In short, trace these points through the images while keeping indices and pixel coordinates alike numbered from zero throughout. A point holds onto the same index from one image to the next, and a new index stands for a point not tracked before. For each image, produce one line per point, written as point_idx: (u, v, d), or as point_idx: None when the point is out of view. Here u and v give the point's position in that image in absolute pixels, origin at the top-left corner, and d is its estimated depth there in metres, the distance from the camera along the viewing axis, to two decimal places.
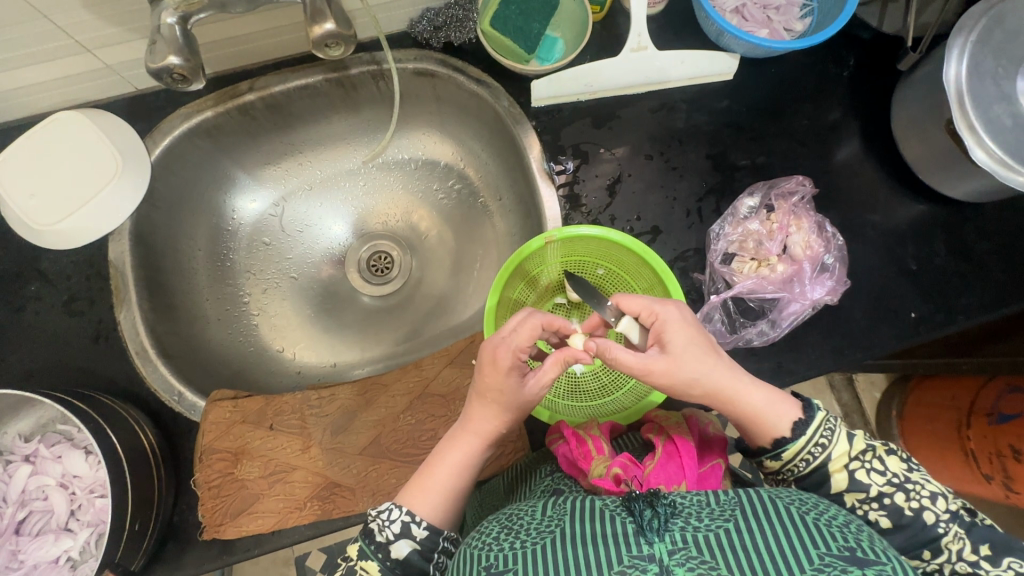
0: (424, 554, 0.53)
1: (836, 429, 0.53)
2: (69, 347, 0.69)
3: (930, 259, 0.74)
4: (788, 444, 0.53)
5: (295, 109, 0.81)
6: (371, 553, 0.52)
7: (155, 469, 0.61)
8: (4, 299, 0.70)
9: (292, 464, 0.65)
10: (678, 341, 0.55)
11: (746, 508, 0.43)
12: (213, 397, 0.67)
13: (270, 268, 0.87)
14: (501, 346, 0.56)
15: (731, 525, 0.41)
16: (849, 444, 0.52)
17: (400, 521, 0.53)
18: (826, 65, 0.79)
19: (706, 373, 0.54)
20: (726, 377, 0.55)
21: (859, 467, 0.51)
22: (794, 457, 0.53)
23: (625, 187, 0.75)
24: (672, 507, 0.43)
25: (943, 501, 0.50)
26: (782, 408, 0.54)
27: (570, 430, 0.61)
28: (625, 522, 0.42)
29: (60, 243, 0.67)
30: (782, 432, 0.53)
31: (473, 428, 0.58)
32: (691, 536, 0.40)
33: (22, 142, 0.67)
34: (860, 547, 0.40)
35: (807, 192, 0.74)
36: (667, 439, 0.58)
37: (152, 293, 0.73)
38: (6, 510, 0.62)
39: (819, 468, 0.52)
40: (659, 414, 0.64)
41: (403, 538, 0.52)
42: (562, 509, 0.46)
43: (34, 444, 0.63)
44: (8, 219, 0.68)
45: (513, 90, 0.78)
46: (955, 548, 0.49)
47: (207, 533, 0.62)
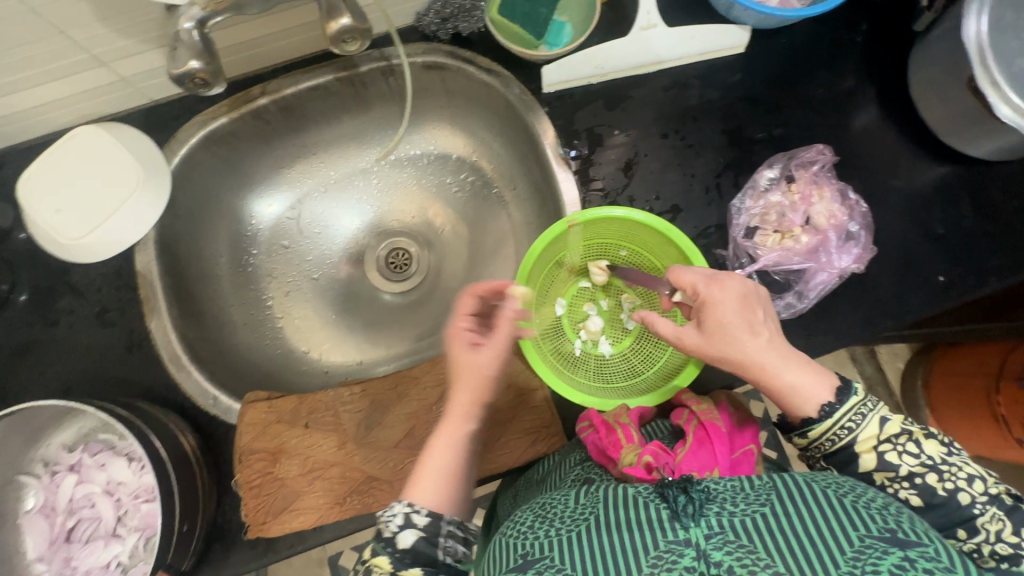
0: (430, 541, 0.51)
1: (868, 413, 0.52)
2: (104, 358, 0.70)
3: (957, 221, 0.73)
4: (815, 425, 0.53)
5: (307, 111, 0.81)
6: (381, 549, 0.50)
7: (197, 470, 0.62)
8: (38, 314, 0.72)
9: (329, 461, 0.66)
10: (717, 315, 0.56)
11: (782, 491, 0.42)
12: (248, 398, 0.68)
13: (293, 270, 0.88)
14: (459, 319, 0.61)
15: (768, 509, 0.41)
16: (880, 427, 0.52)
17: (402, 513, 0.51)
18: (838, 32, 0.78)
19: (743, 349, 0.55)
20: (767, 355, 0.55)
21: (890, 449, 0.51)
22: (820, 436, 0.53)
23: (641, 167, 0.75)
24: (706, 493, 0.42)
25: (981, 484, 0.49)
26: (814, 390, 0.54)
27: (600, 420, 0.61)
28: (659, 508, 0.42)
29: (92, 257, 0.69)
30: (807, 413, 0.54)
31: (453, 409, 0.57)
32: (728, 521, 0.40)
33: (45, 160, 0.69)
34: (901, 528, 0.40)
35: (827, 161, 0.73)
36: (697, 425, 0.59)
37: (180, 300, 0.74)
38: (55, 519, 0.63)
39: (846, 447, 0.52)
40: (690, 397, 0.63)
41: (407, 528, 0.50)
42: (594, 498, 0.46)
43: (78, 453, 0.64)
44: (37, 237, 0.69)
45: (524, 77, 0.78)
46: (993, 529, 0.47)
47: (252, 531, 0.63)
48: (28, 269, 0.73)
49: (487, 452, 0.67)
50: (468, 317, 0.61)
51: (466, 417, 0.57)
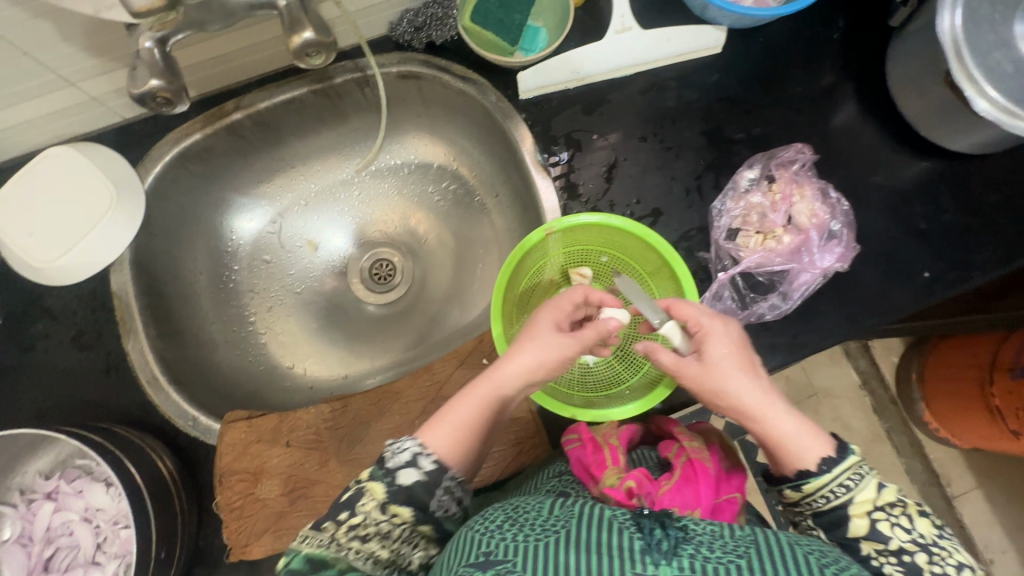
0: (429, 488, 0.50)
1: (866, 475, 0.50)
2: (80, 382, 0.69)
3: (939, 217, 0.72)
4: (811, 478, 0.51)
5: (283, 124, 0.81)
6: (379, 477, 0.49)
7: (177, 494, 0.61)
8: (13, 340, 0.70)
9: (312, 479, 0.65)
10: (718, 352, 0.55)
11: (761, 548, 0.42)
12: (228, 417, 0.66)
13: (275, 285, 0.87)
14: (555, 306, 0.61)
15: (743, 562, 0.40)
16: (876, 492, 0.50)
17: (410, 450, 0.51)
18: (814, 29, 0.78)
19: (741, 390, 0.54)
20: (763, 398, 0.54)
21: (882, 518, 0.49)
22: (814, 491, 0.51)
23: (621, 171, 0.74)
24: (683, 532, 0.42)
25: (968, 574, 0.48)
26: (812, 441, 0.52)
27: (588, 436, 0.60)
28: (633, 537, 0.42)
29: (71, 276, 0.68)
30: (806, 467, 0.51)
31: (517, 375, 0.56)
32: (699, 565, 0.40)
33: (15, 183, 0.68)
34: None
35: (807, 160, 0.73)
36: (686, 461, 0.57)
37: (158, 320, 0.73)
38: (33, 548, 0.62)
39: (838, 507, 0.50)
40: (682, 431, 0.62)
41: (411, 466, 0.50)
42: (570, 512, 0.45)
43: (54, 480, 0.63)
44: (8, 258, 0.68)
45: (500, 84, 0.77)
46: None
47: (234, 554, 0.62)
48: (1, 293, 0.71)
49: None
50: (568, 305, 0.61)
51: (513, 384, 0.56)
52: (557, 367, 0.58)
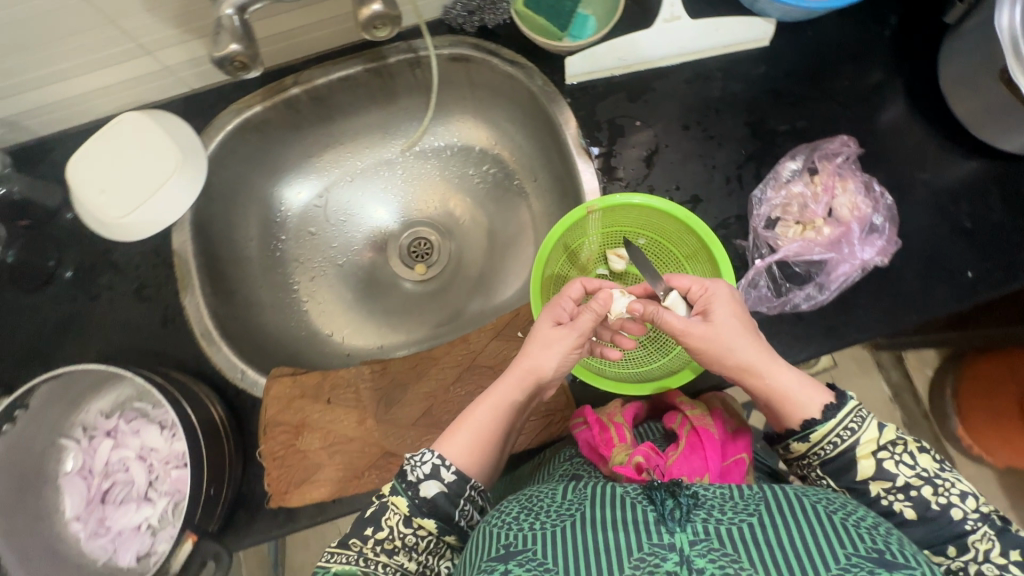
0: (451, 498, 0.54)
1: (867, 416, 0.54)
2: (139, 332, 0.74)
3: (987, 216, 0.72)
4: (817, 426, 0.54)
5: (336, 101, 0.84)
6: (402, 491, 0.53)
7: (224, 439, 0.64)
8: (80, 289, 0.75)
9: (349, 436, 0.68)
10: (721, 315, 0.60)
11: (770, 504, 0.43)
12: (274, 372, 0.70)
13: (319, 255, 0.91)
14: (561, 298, 0.65)
15: (755, 519, 0.42)
16: (879, 432, 0.53)
17: (430, 463, 0.54)
18: (866, 25, 0.78)
19: (740, 348, 0.58)
20: (760, 355, 0.58)
21: (887, 457, 0.52)
22: (821, 439, 0.55)
23: (662, 158, 0.75)
24: (694, 498, 0.43)
25: (973, 500, 0.50)
26: (811, 392, 0.56)
27: (593, 417, 0.63)
28: (646, 510, 0.43)
29: (144, 230, 0.73)
30: (810, 415, 0.55)
31: (522, 378, 0.61)
32: (713, 528, 0.41)
33: (92, 145, 0.73)
34: (888, 550, 0.40)
35: (852, 153, 0.73)
36: (691, 430, 0.60)
37: (212, 278, 0.77)
38: (92, 480, 0.66)
39: (846, 452, 0.53)
40: (683, 401, 0.65)
41: (432, 478, 0.54)
42: (583, 496, 0.46)
43: (114, 419, 0.67)
44: (86, 219, 0.74)
45: (548, 69, 0.79)
46: (982, 548, 0.49)
47: (275, 500, 0.65)
48: (71, 246, 0.76)
49: None
50: (569, 299, 0.65)
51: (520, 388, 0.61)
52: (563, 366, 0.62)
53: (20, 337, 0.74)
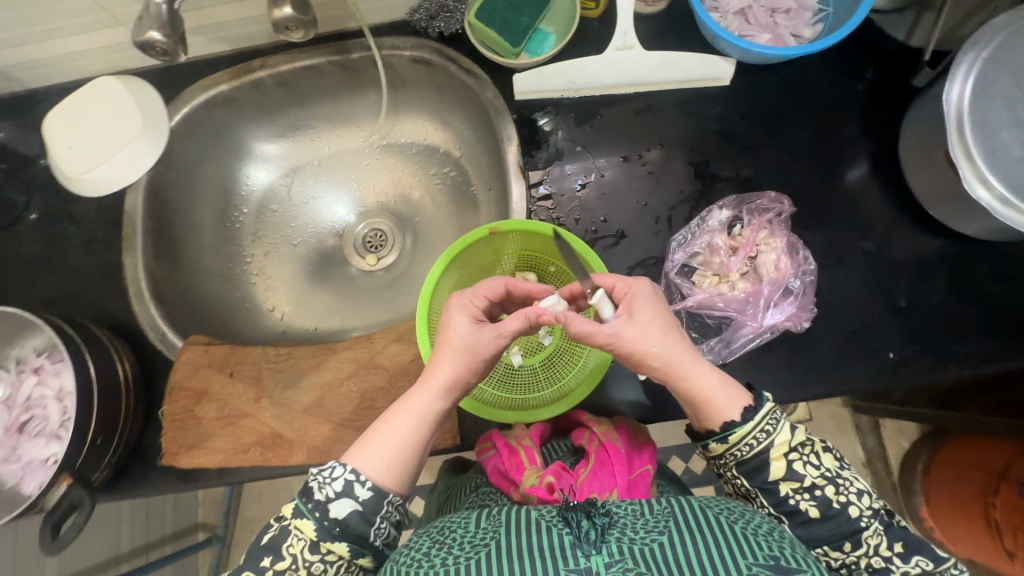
0: (366, 517, 0.52)
1: (780, 420, 0.52)
2: (83, 282, 0.79)
3: (923, 298, 0.68)
4: (735, 429, 0.52)
5: (303, 88, 0.87)
6: (307, 512, 0.51)
7: (124, 396, 0.69)
8: (38, 235, 0.81)
9: (244, 411, 0.71)
10: (643, 314, 0.56)
11: (680, 519, 0.43)
12: (190, 339, 0.74)
13: (275, 233, 0.94)
14: (473, 295, 0.61)
15: (665, 538, 0.42)
16: (791, 434, 0.52)
17: (343, 479, 0.52)
18: (840, 75, 0.75)
19: (660, 348, 0.55)
20: (682, 354, 0.55)
21: (797, 459, 0.51)
22: (739, 440, 0.52)
23: (594, 187, 0.74)
24: (609, 517, 0.43)
25: (867, 498, 0.50)
26: (733, 393, 0.53)
27: (502, 441, 0.63)
28: (561, 533, 0.42)
29: (111, 185, 0.76)
30: (733, 418, 0.52)
31: (441, 383, 0.57)
32: (627, 547, 0.40)
33: (68, 108, 0.77)
34: (784, 556, 0.41)
35: (783, 211, 0.71)
36: (599, 445, 0.60)
37: (158, 242, 0.82)
38: (13, 410, 0.72)
39: (761, 453, 0.51)
40: (590, 418, 0.65)
41: (344, 497, 0.51)
42: (497, 521, 0.45)
43: (42, 358, 0.73)
44: (59, 178, 0.78)
45: (501, 82, 0.79)
46: (873, 543, 0.50)
47: (165, 458, 0.70)
48: (37, 194, 0.82)
49: None
50: (479, 296, 0.62)
51: (444, 392, 0.57)
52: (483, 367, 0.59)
53: None
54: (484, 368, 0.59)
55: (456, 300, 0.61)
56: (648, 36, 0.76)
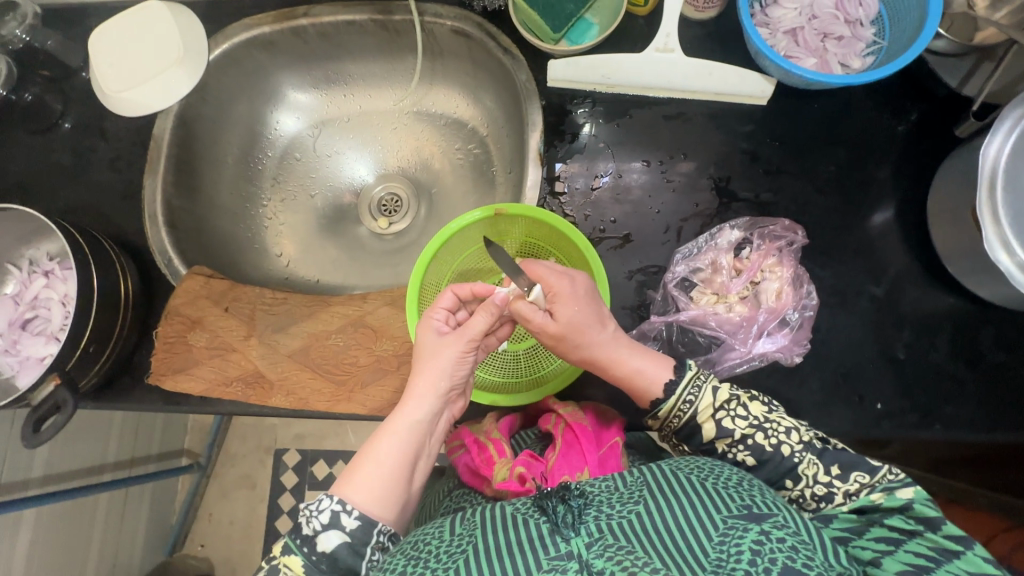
0: (354, 547, 0.52)
1: (703, 384, 0.56)
2: (103, 197, 0.82)
3: (925, 354, 0.66)
4: (662, 404, 0.57)
5: (342, 42, 0.88)
6: (296, 549, 0.52)
7: (123, 310, 0.72)
8: (68, 144, 0.83)
9: (233, 346, 0.73)
10: (568, 308, 0.59)
11: (652, 487, 0.46)
12: (192, 270, 0.76)
13: (295, 181, 0.96)
14: (432, 312, 0.63)
15: (641, 507, 0.44)
16: (714, 396, 0.56)
17: (330, 511, 0.53)
18: (882, 114, 0.73)
19: (585, 339, 0.60)
20: (606, 341, 0.60)
21: (724, 416, 0.55)
22: (668, 414, 0.57)
23: (609, 187, 0.73)
24: (583, 498, 0.45)
25: (797, 434, 0.54)
26: (655, 369, 0.59)
27: (471, 438, 0.63)
28: (537, 524, 0.43)
29: (160, 103, 0.78)
30: (655, 394, 0.58)
31: (419, 396, 0.59)
32: (605, 525, 0.43)
33: (102, 36, 0.78)
34: (756, 503, 0.44)
35: (795, 241, 0.70)
36: (566, 427, 0.61)
37: (179, 169, 0.84)
38: (19, 306, 0.75)
39: (690, 420, 0.56)
40: (556, 401, 0.65)
41: (331, 528, 0.52)
42: (472, 524, 0.45)
43: (54, 263, 0.77)
44: (105, 104, 0.80)
45: (536, 66, 0.79)
46: (811, 473, 0.53)
47: (152, 377, 0.72)
48: (73, 105, 0.85)
49: (362, 393, 0.70)
50: (442, 309, 0.64)
51: (421, 405, 0.58)
52: (458, 374, 0.60)
53: (7, 169, 0.83)
54: (459, 376, 0.60)
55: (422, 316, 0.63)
56: (693, 43, 0.74)
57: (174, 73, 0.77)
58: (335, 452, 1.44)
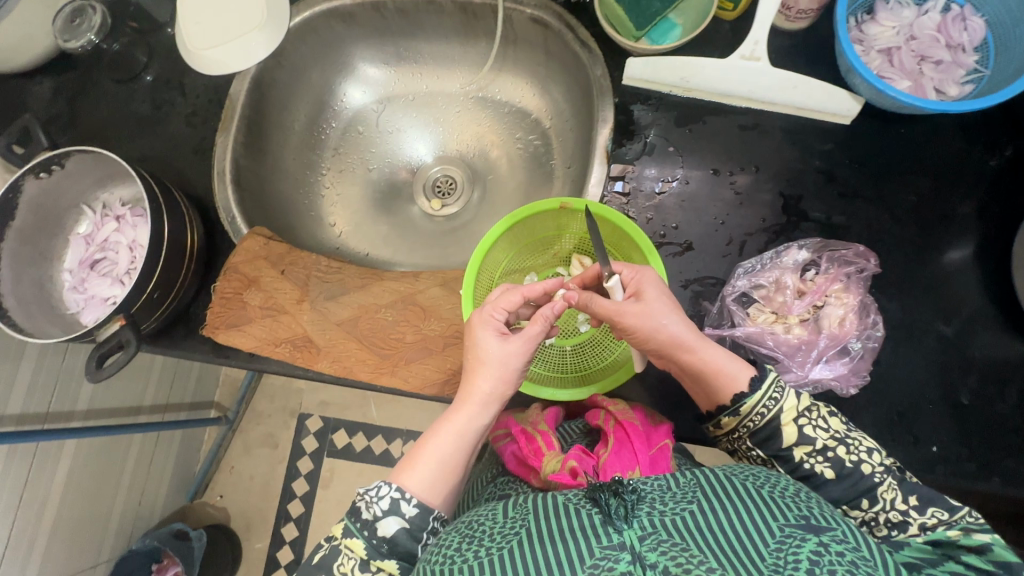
0: (412, 533, 0.54)
1: (785, 388, 0.56)
2: (176, 150, 0.85)
3: (990, 402, 0.64)
4: (745, 399, 0.55)
5: (419, 20, 0.88)
6: (357, 532, 0.53)
7: (187, 262, 0.74)
8: (148, 96, 0.86)
9: (285, 308, 0.75)
10: (655, 292, 0.60)
11: (706, 489, 0.46)
12: (254, 229, 0.78)
13: (356, 153, 0.97)
14: (492, 308, 0.63)
15: (695, 506, 0.45)
16: (798, 400, 0.56)
17: (389, 498, 0.54)
18: (973, 146, 0.69)
19: (671, 323, 0.58)
20: (691, 330, 0.58)
21: (807, 423, 0.55)
22: (749, 412, 0.56)
23: (675, 193, 0.72)
24: (637, 495, 0.46)
25: (878, 455, 0.54)
26: (738, 364, 0.58)
27: (518, 430, 0.64)
28: (591, 514, 0.45)
29: (239, 66, 0.79)
30: (739, 387, 0.56)
31: (481, 398, 0.59)
32: (658, 521, 0.43)
33: None
34: (813, 515, 0.44)
35: (866, 269, 0.67)
36: (615, 424, 0.62)
37: (250, 131, 0.86)
38: (89, 247, 0.78)
39: (772, 420, 0.55)
40: (603, 398, 0.66)
41: (392, 515, 0.53)
42: (524, 510, 0.48)
43: (126, 209, 0.80)
44: (188, 60, 0.81)
45: (612, 62, 0.77)
46: (889, 497, 0.52)
47: (207, 329, 0.74)
48: (155, 58, 0.87)
49: (406, 369, 0.71)
50: (502, 309, 0.63)
51: (483, 408, 0.59)
52: (517, 379, 0.61)
53: (89, 113, 0.86)
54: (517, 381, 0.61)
55: (479, 318, 0.62)
56: (778, 54, 0.73)
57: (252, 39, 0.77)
58: (357, 423, 1.46)
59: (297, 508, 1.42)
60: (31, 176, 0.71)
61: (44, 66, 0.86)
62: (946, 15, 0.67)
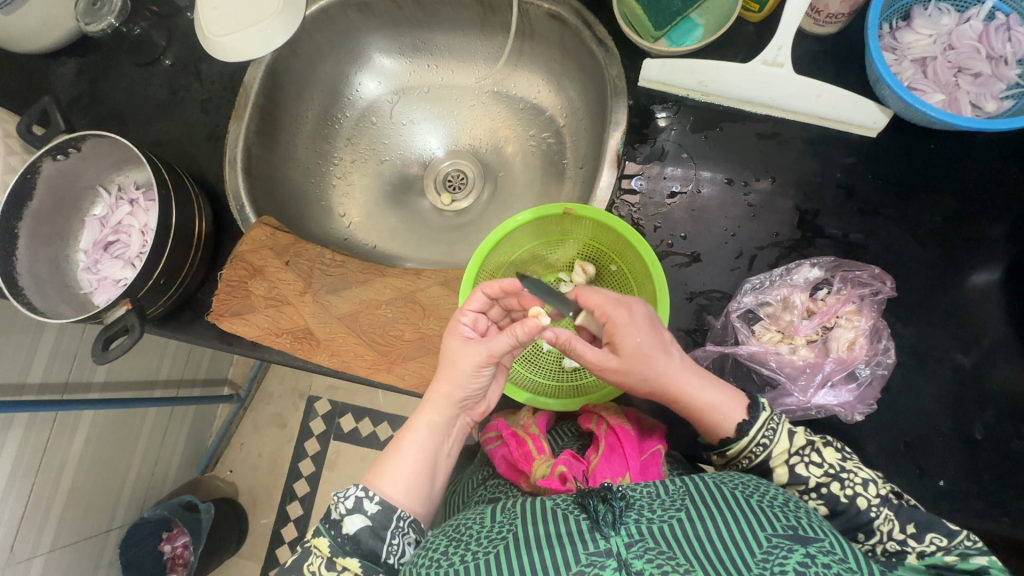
0: (375, 531, 0.54)
1: (777, 427, 0.54)
2: (191, 136, 0.86)
3: (1004, 438, 0.62)
4: (732, 445, 0.55)
5: (436, 12, 0.87)
6: (325, 532, 0.54)
7: (194, 249, 0.75)
8: (166, 81, 0.87)
9: (288, 299, 0.75)
10: (630, 340, 0.57)
11: (694, 497, 0.45)
12: (261, 219, 0.78)
13: (368, 143, 0.97)
14: (460, 313, 0.62)
15: (682, 514, 0.44)
16: (790, 440, 0.54)
17: (354, 497, 0.55)
18: (1008, 165, 0.66)
19: (654, 371, 0.57)
20: (679, 372, 0.58)
21: (798, 461, 0.53)
22: (738, 454, 0.55)
23: (686, 202, 0.69)
24: (625, 501, 0.45)
25: (873, 487, 0.51)
26: (727, 406, 0.56)
27: (509, 432, 0.63)
28: (578, 520, 0.44)
29: (254, 54, 0.76)
30: (726, 432, 0.55)
31: (436, 401, 0.60)
32: (645, 529, 0.42)
33: None
34: (801, 526, 0.43)
35: (881, 291, 0.64)
36: (608, 429, 0.61)
37: (263, 119, 0.86)
38: (103, 229, 0.80)
39: (762, 462, 0.54)
40: (597, 403, 0.65)
41: (354, 513, 0.54)
42: (512, 514, 0.47)
43: (139, 193, 0.81)
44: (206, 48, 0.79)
45: (629, 62, 0.75)
46: (886, 530, 0.50)
47: (211, 316, 0.74)
48: (174, 42, 0.88)
49: (402, 367, 0.71)
50: (471, 312, 0.62)
51: (436, 409, 0.60)
52: (474, 387, 0.60)
53: (109, 96, 0.87)
54: (474, 387, 0.60)
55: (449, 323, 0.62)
56: (805, 60, 0.70)
57: (268, 28, 0.74)
58: (364, 409, 1.48)
59: (302, 488, 1.46)
60: (49, 158, 0.73)
61: (68, 48, 0.88)
62: (989, 24, 0.63)
